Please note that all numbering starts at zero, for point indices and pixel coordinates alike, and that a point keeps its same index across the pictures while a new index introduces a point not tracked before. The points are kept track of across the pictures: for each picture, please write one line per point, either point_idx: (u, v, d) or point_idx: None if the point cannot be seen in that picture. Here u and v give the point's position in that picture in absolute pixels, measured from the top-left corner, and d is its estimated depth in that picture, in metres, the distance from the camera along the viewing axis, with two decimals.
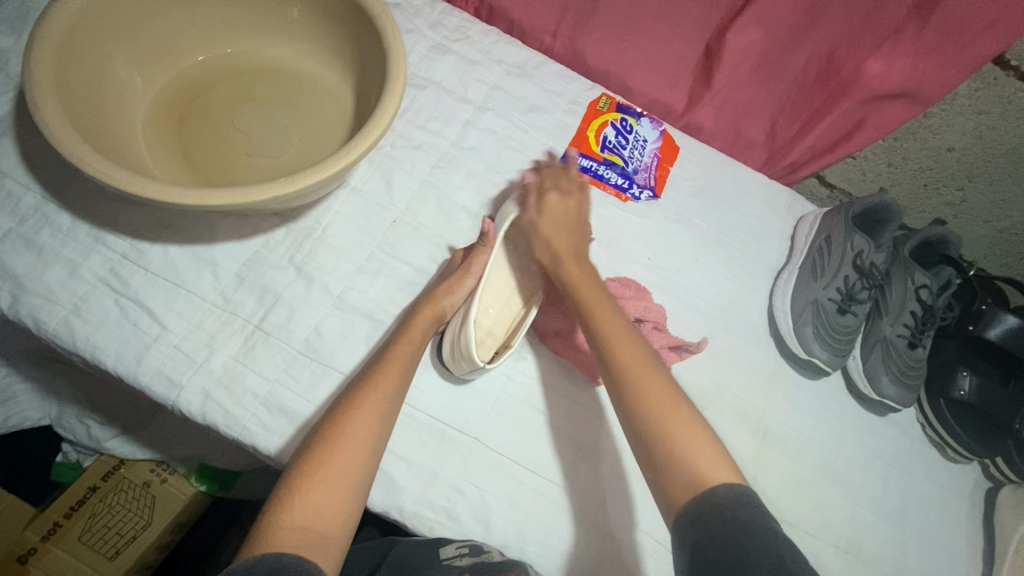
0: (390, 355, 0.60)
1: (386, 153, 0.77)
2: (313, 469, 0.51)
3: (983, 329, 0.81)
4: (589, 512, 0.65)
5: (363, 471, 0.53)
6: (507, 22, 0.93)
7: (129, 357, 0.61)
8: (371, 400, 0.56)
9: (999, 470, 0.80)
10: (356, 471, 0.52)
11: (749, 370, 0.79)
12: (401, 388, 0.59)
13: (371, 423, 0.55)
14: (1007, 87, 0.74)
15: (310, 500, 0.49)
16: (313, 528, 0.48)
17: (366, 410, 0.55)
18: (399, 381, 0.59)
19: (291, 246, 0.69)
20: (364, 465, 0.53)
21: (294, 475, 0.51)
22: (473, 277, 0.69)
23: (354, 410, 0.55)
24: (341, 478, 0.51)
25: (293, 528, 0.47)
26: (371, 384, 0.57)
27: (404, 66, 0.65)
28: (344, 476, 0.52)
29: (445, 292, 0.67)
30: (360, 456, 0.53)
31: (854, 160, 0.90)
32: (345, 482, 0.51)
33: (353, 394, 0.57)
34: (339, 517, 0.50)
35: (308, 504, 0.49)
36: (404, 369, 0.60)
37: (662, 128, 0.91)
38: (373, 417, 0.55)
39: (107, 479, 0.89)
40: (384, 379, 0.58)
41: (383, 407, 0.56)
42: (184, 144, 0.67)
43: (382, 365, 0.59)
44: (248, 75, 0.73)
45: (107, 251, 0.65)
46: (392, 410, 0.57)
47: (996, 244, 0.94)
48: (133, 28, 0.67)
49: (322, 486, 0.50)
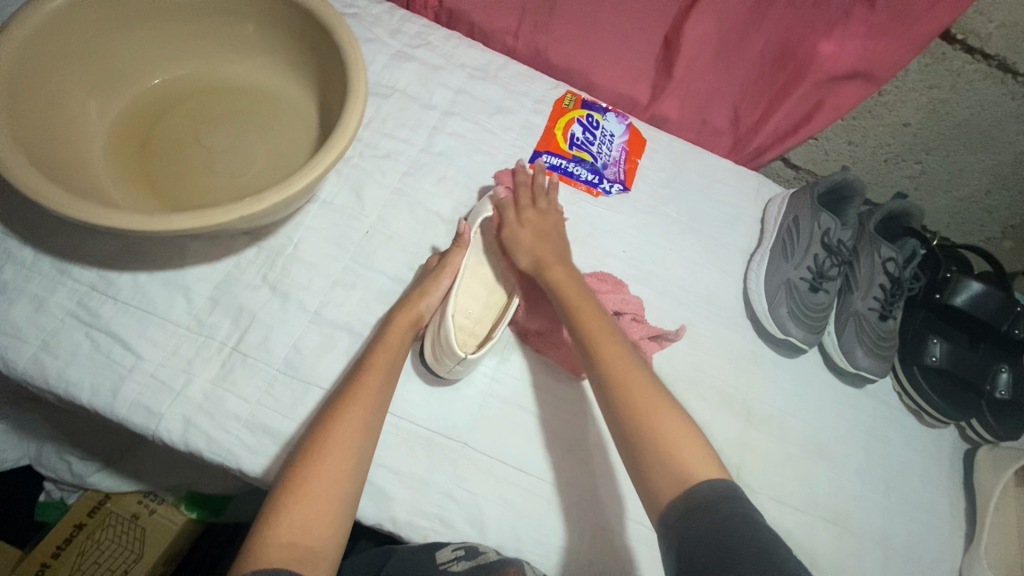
0: (369, 366, 0.60)
1: (354, 164, 0.77)
2: (298, 483, 0.51)
3: (949, 296, 0.82)
4: (582, 506, 0.66)
5: (349, 481, 0.53)
6: (468, 26, 0.93)
7: (104, 390, 0.60)
8: (352, 411, 0.56)
9: (975, 432, 0.82)
10: (343, 483, 0.52)
11: (729, 354, 0.80)
12: (383, 397, 0.59)
13: (353, 435, 0.55)
14: (956, 61, 0.77)
15: (297, 515, 0.49)
16: (300, 543, 0.48)
17: (348, 422, 0.55)
18: (381, 390, 0.59)
19: (264, 265, 0.69)
20: (351, 476, 0.53)
21: (279, 491, 0.51)
22: (448, 277, 0.68)
23: (336, 423, 0.55)
24: (328, 490, 0.51)
25: (280, 545, 0.47)
26: (352, 395, 0.57)
27: (365, 76, 0.64)
28: (330, 488, 0.51)
29: (421, 296, 0.67)
30: (344, 467, 0.53)
31: (816, 141, 0.92)
32: (331, 494, 0.51)
33: (334, 406, 0.57)
34: (327, 530, 0.50)
35: (294, 519, 0.49)
36: (384, 378, 0.60)
37: (628, 122, 0.92)
38: (357, 427, 0.55)
39: (93, 516, 0.88)
40: (365, 389, 0.58)
41: (365, 418, 0.56)
42: (148, 169, 0.66)
43: (361, 376, 0.59)
44: (209, 95, 0.72)
45: (73, 283, 0.63)
46: (376, 420, 0.57)
47: (958, 213, 0.96)
48: (86, 54, 0.66)
49: (308, 499, 0.50)
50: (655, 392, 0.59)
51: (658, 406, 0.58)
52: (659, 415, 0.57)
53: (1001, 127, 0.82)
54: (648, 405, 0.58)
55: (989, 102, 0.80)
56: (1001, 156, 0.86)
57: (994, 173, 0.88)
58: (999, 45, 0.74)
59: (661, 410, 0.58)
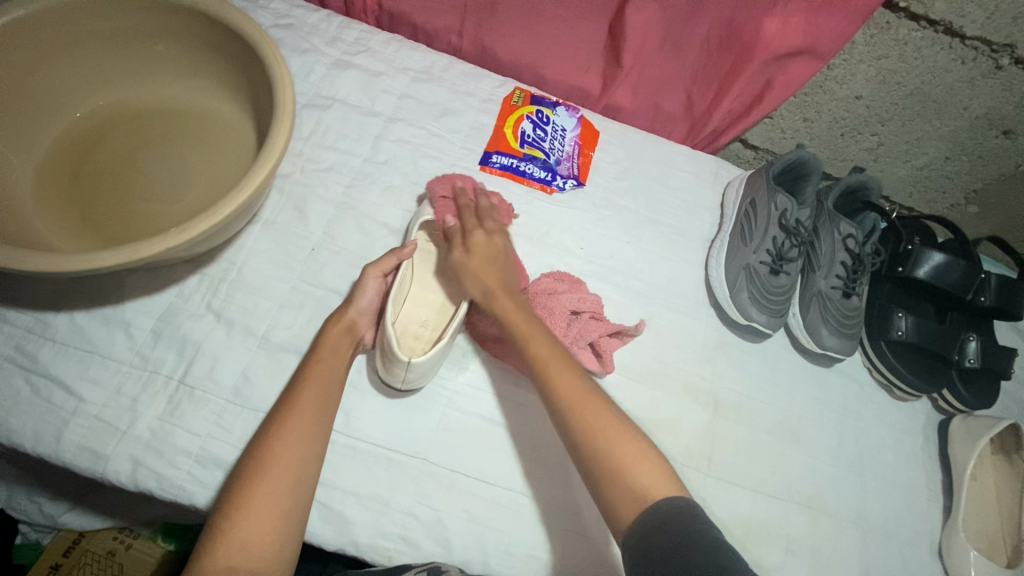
0: (309, 381, 0.59)
1: (296, 181, 0.76)
2: (237, 506, 0.50)
3: (912, 269, 0.81)
4: (548, 512, 0.65)
5: (291, 501, 0.52)
6: (410, 28, 0.91)
7: (47, 436, 0.58)
8: (292, 429, 0.55)
9: (947, 402, 0.82)
10: (286, 501, 0.51)
11: (694, 344, 0.79)
12: (325, 411, 0.58)
13: (294, 451, 0.54)
14: (900, 29, 0.75)
15: (236, 540, 0.48)
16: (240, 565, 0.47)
17: (288, 440, 0.54)
18: (322, 405, 0.58)
19: (207, 292, 0.67)
20: (295, 493, 0.52)
21: (218, 516, 0.49)
22: (375, 279, 0.67)
23: (275, 442, 0.54)
24: (269, 512, 0.50)
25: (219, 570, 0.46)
26: (291, 412, 0.56)
27: (291, 91, 0.62)
28: (271, 509, 0.50)
29: (349, 303, 0.65)
30: (286, 486, 0.52)
31: (772, 120, 0.91)
32: (273, 515, 0.50)
33: (273, 425, 0.56)
34: (270, 551, 0.49)
35: (234, 543, 0.47)
36: (325, 393, 0.59)
37: (579, 115, 0.90)
38: (297, 444, 0.54)
39: (68, 555, 0.85)
40: (304, 404, 0.57)
41: (307, 433, 0.55)
42: (78, 202, 0.64)
43: (299, 391, 0.58)
44: (140, 121, 0.70)
45: (9, 328, 0.62)
46: (319, 435, 0.56)
47: (919, 182, 0.95)
48: (4, 90, 0.63)
49: (248, 521, 0.49)
50: (604, 408, 0.58)
51: (605, 422, 0.57)
52: (609, 432, 0.56)
53: (954, 93, 0.81)
54: (597, 423, 0.57)
55: (939, 68, 0.78)
56: (957, 122, 0.85)
57: (952, 139, 0.87)
58: (943, 10, 0.72)
59: (610, 426, 0.57)
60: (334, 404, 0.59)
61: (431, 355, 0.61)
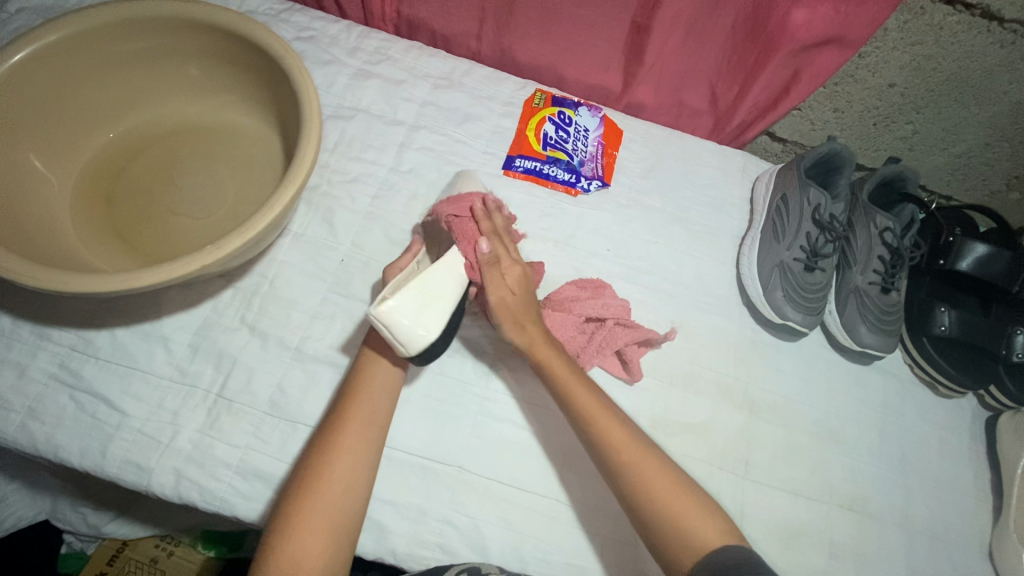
0: (361, 388, 0.59)
1: (322, 192, 0.76)
2: (290, 521, 0.51)
3: (954, 261, 0.78)
4: (585, 520, 0.64)
5: (343, 513, 0.53)
6: (429, 34, 0.91)
7: (94, 452, 0.60)
8: (344, 441, 0.56)
9: (994, 398, 0.78)
10: (339, 514, 0.52)
11: (726, 345, 0.78)
12: (378, 420, 0.58)
13: (347, 464, 0.54)
14: (936, 14, 0.72)
15: (290, 554, 0.49)
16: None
17: (342, 451, 0.55)
18: (375, 414, 0.58)
19: (241, 306, 0.68)
20: (346, 507, 0.53)
21: (272, 530, 0.51)
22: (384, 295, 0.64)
23: (327, 455, 0.55)
24: (323, 527, 0.51)
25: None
26: (345, 422, 0.57)
27: (317, 105, 0.63)
28: (325, 523, 0.51)
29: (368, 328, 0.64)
30: (338, 500, 0.53)
31: (800, 112, 0.88)
32: (325, 529, 0.51)
33: (326, 436, 0.56)
34: (324, 565, 0.50)
35: (285, 559, 0.49)
36: (377, 402, 0.59)
37: (601, 114, 0.89)
38: (351, 456, 0.55)
39: (113, 563, 0.90)
40: (357, 415, 0.57)
41: (359, 446, 0.56)
42: (116, 222, 0.66)
43: (353, 400, 0.58)
44: (171, 140, 0.71)
45: (53, 347, 0.63)
46: (372, 446, 0.57)
47: (957, 169, 0.92)
48: (41, 115, 0.65)
49: (300, 536, 0.50)
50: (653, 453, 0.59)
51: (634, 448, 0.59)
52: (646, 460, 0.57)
53: (992, 78, 0.78)
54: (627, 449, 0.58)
55: (976, 53, 0.75)
56: (996, 107, 0.81)
57: (991, 125, 0.84)
58: None
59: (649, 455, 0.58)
60: (389, 411, 0.59)
61: (404, 297, 0.55)
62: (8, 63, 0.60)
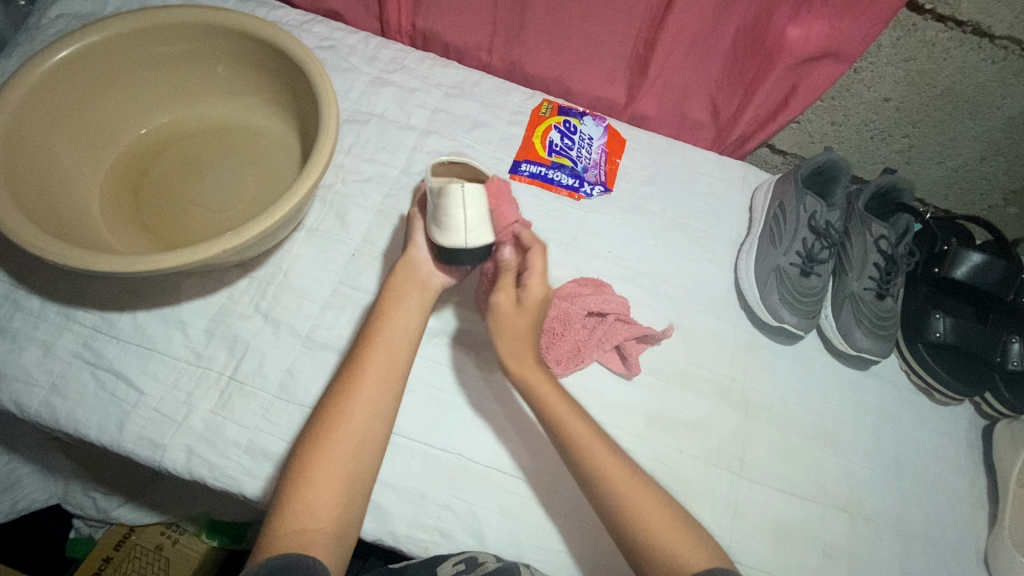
0: (378, 339, 0.61)
1: (337, 190, 0.80)
2: (305, 471, 0.53)
3: (949, 270, 0.79)
4: (580, 510, 0.66)
5: (357, 461, 0.55)
6: (442, 46, 0.95)
7: (111, 427, 0.63)
8: (359, 392, 0.57)
9: (990, 406, 0.80)
10: (351, 463, 0.54)
11: (724, 346, 0.80)
12: (395, 370, 0.60)
13: (361, 414, 0.56)
14: (928, 31, 0.74)
15: (302, 504, 0.51)
16: (307, 528, 0.50)
17: (356, 402, 0.57)
18: (390, 364, 0.60)
19: (256, 294, 0.71)
20: (359, 457, 0.55)
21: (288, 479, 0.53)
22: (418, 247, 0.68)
23: (341, 406, 0.56)
24: (335, 476, 0.53)
25: (288, 533, 0.49)
26: (362, 373, 0.58)
27: (334, 106, 0.66)
28: (337, 471, 0.53)
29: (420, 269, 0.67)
30: (353, 447, 0.55)
31: (798, 125, 0.91)
32: (338, 478, 0.53)
33: (341, 387, 0.58)
34: (337, 512, 0.52)
35: (298, 508, 0.51)
36: (393, 349, 0.61)
37: (606, 124, 0.92)
38: (367, 406, 0.57)
39: (119, 548, 0.90)
40: (373, 364, 0.59)
41: (374, 398, 0.57)
42: (142, 212, 0.70)
43: (368, 350, 0.60)
44: (196, 137, 0.76)
45: (78, 327, 0.67)
46: (388, 395, 0.58)
47: (955, 183, 0.95)
48: (78, 110, 0.69)
49: (314, 485, 0.52)
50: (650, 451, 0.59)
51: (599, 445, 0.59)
52: None
53: (985, 93, 0.80)
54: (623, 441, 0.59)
55: (969, 68, 0.78)
56: (990, 122, 0.84)
57: (985, 140, 0.86)
58: (970, 11, 0.71)
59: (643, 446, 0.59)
60: (407, 358, 0.61)
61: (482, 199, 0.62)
62: (53, 60, 0.65)
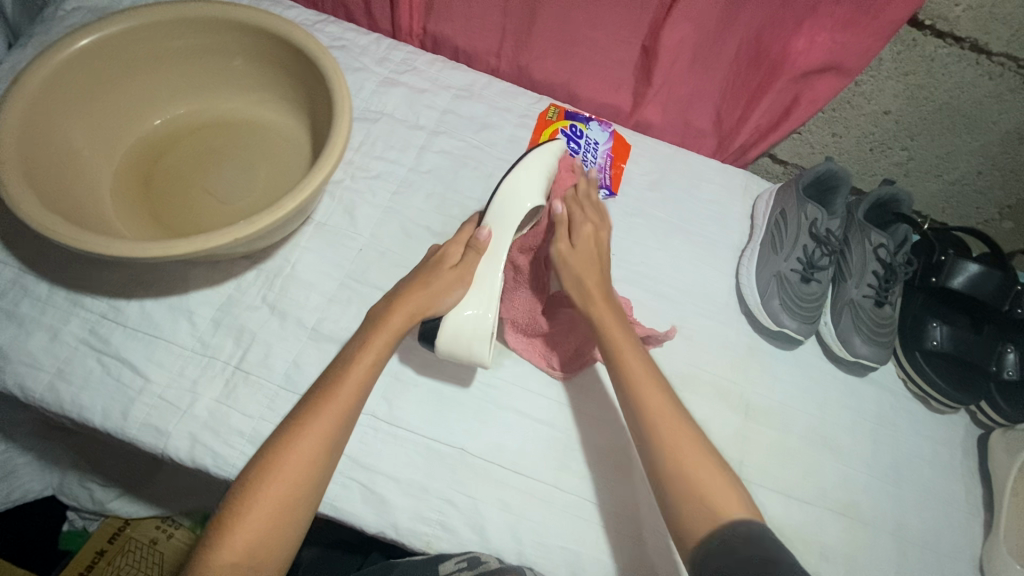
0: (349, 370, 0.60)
1: (346, 186, 0.81)
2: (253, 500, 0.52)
3: (947, 279, 0.81)
4: (582, 507, 0.66)
5: (303, 496, 0.54)
6: (452, 50, 0.97)
7: (116, 413, 0.63)
8: (319, 424, 0.56)
9: (987, 415, 0.80)
10: (297, 498, 0.54)
11: (725, 349, 0.81)
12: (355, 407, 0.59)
13: (316, 447, 0.55)
14: (927, 46, 0.77)
15: (241, 537, 0.50)
16: (245, 560, 0.50)
17: (312, 436, 0.56)
18: (352, 400, 0.59)
19: (263, 286, 0.72)
20: (308, 491, 0.55)
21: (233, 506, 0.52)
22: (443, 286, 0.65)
23: (299, 435, 0.56)
24: (280, 511, 0.53)
25: (225, 565, 0.49)
26: (322, 405, 0.57)
27: (348, 102, 0.67)
28: (281, 504, 0.53)
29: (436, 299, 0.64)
30: (304, 479, 0.54)
31: (800, 135, 0.93)
32: (280, 513, 0.52)
33: (300, 416, 0.57)
34: (275, 546, 0.52)
35: (239, 539, 0.50)
36: (361, 382, 0.60)
37: (611, 129, 0.93)
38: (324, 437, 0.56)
39: (113, 542, 0.89)
40: (337, 395, 0.58)
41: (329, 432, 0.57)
42: (152, 202, 0.70)
43: (338, 381, 0.59)
44: (206, 131, 0.77)
45: (85, 313, 0.67)
46: (343, 431, 0.58)
47: (952, 197, 0.97)
48: (91, 99, 0.70)
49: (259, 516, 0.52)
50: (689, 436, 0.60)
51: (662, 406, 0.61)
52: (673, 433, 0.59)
53: (982, 108, 0.82)
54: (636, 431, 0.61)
55: (967, 84, 0.80)
56: (987, 137, 0.86)
57: (982, 154, 0.89)
58: (968, 28, 0.73)
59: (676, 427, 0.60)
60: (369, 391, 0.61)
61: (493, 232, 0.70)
62: (71, 48, 0.66)
